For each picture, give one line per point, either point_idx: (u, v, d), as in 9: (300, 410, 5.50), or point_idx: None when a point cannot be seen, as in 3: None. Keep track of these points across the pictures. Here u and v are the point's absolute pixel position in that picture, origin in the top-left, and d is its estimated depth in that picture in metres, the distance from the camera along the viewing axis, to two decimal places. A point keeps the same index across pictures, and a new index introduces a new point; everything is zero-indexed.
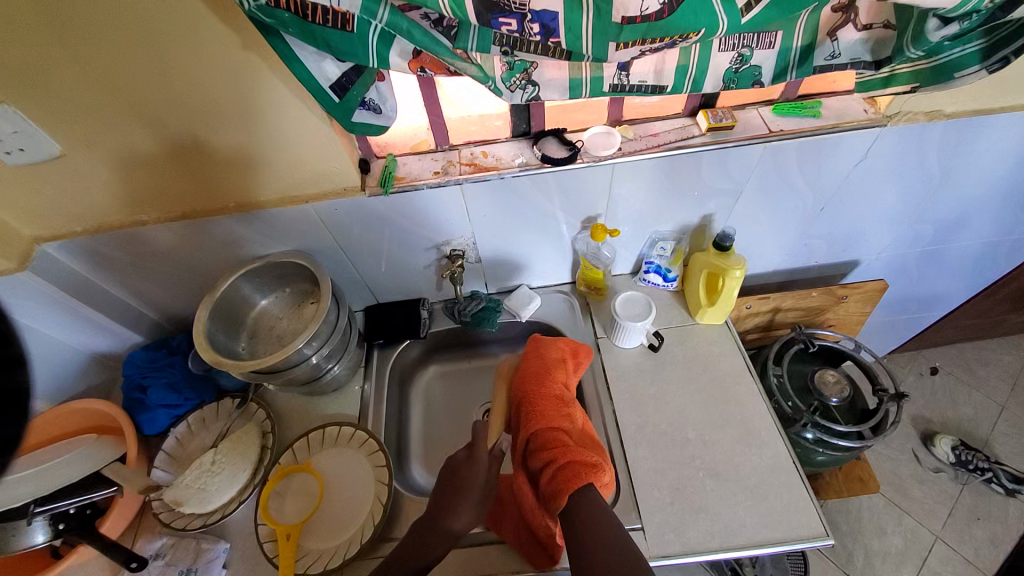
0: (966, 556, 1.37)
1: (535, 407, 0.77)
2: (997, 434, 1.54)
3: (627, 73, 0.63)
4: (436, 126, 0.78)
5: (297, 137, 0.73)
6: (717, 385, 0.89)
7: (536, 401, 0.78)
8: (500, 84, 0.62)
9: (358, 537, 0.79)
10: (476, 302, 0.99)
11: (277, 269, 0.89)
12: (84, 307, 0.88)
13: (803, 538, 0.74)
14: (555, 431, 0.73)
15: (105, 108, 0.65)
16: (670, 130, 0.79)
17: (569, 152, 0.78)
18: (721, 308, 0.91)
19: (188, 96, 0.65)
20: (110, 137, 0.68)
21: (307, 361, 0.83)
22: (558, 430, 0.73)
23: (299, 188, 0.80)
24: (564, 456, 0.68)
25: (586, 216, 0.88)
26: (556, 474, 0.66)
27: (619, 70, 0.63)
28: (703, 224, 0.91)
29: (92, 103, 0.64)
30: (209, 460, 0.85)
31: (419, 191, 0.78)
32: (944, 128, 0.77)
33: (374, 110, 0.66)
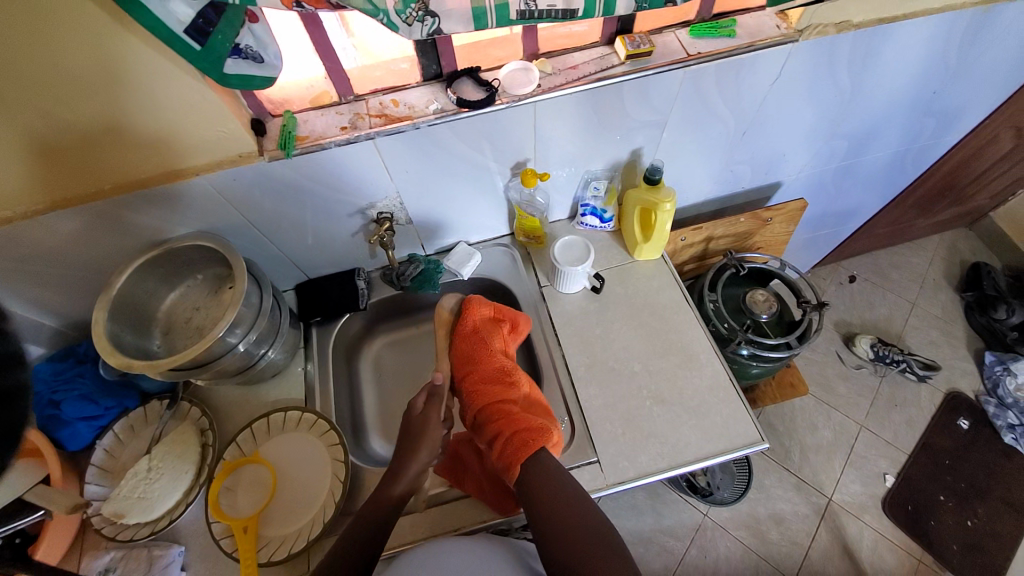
0: (881, 436, 1.57)
1: (476, 380, 0.76)
2: (906, 329, 1.73)
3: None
4: (334, 74, 0.69)
5: (169, 99, 0.62)
6: (659, 318, 0.91)
7: (476, 374, 0.77)
8: (393, 17, 0.54)
9: (320, 516, 0.77)
10: (415, 265, 0.95)
11: (183, 255, 0.80)
12: None
13: (741, 446, 0.80)
14: (501, 402, 0.72)
15: None
16: (590, 61, 0.75)
17: (486, 93, 0.72)
18: (656, 242, 0.92)
19: (18, 65, 0.53)
20: None
21: (233, 350, 0.77)
22: (503, 399, 0.73)
23: (185, 159, 0.70)
24: (510, 427, 0.68)
25: (515, 161, 0.84)
26: (504, 447, 0.67)
27: None
28: (633, 159, 0.90)
29: None
30: (145, 468, 0.80)
31: (328, 150, 0.71)
32: (854, 39, 0.78)
33: (254, 58, 0.58)
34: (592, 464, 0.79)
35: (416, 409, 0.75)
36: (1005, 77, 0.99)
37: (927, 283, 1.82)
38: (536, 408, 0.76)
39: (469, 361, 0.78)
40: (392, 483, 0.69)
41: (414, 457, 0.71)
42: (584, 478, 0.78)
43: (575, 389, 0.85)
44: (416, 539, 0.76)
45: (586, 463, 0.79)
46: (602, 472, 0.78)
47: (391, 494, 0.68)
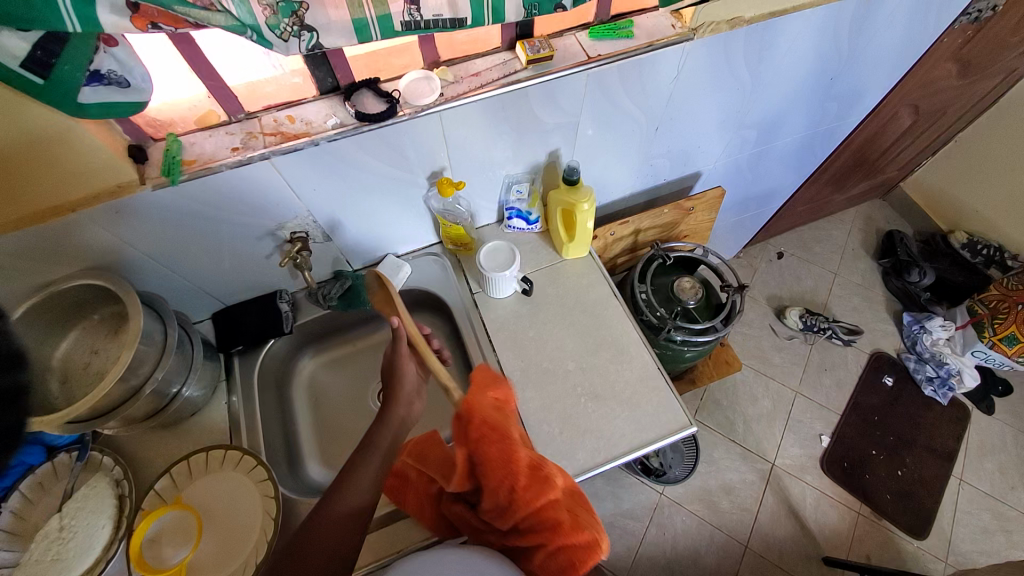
0: (817, 400, 1.69)
1: (500, 492, 0.61)
2: (831, 298, 1.86)
3: (418, 8, 0.57)
4: (219, 93, 0.65)
5: (28, 134, 0.56)
6: (590, 315, 0.93)
7: (499, 486, 0.61)
8: (266, 33, 0.52)
9: (254, 556, 0.75)
10: (341, 283, 0.92)
11: (72, 297, 0.73)
12: None
13: (671, 431, 0.83)
14: (546, 508, 0.61)
15: None
16: (492, 68, 0.74)
17: (387, 104, 0.69)
18: (581, 241, 0.93)
19: None
20: None
21: (140, 394, 0.72)
22: (544, 510, 0.61)
23: (55, 195, 0.64)
24: (555, 540, 0.59)
25: (430, 171, 0.82)
26: (552, 563, 0.59)
27: (407, 5, 0.56)
28: (551, 161, 0.91)
29: None
30: (55, 528, 0.73)
31: (219, 173, 0.66)
32: (747, 33, 0.81)
33: (118, 83, 0.53)
34: None
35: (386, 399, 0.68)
36: (893, 60, 1.07)
37: (847, 253, 1.95)
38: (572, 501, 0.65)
39: (498, 463, 0.61)
40: (335, 503, 0.59)
41: (349, 482, 0.61)
42: None
43: (511, 393, 0.86)
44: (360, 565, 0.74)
45: None
46: None
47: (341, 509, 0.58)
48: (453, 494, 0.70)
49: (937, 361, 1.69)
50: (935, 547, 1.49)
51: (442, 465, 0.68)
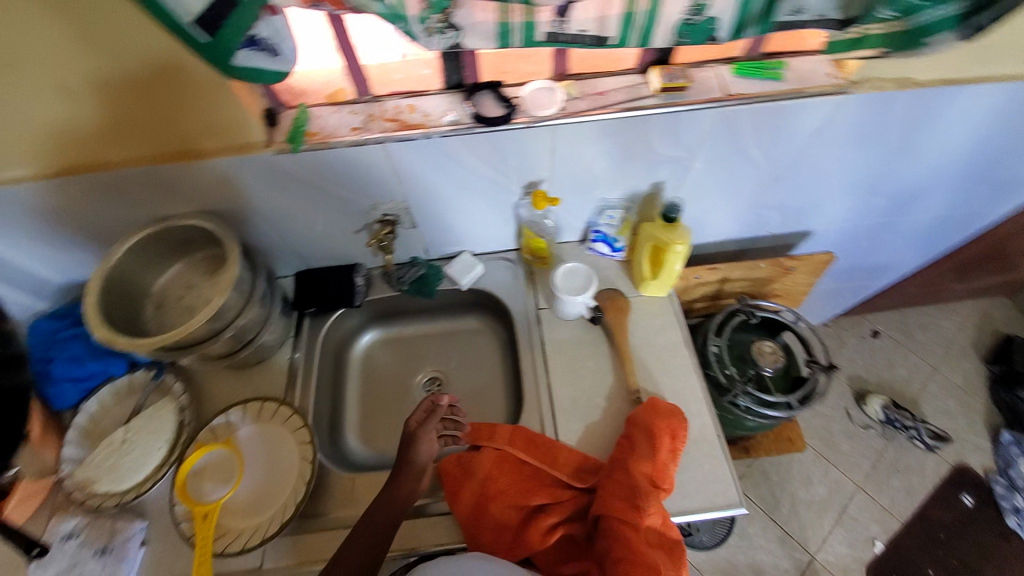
0: (881, 503, 1.51)
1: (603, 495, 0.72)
2: (922, 394, 1.66)
3: (566, 20, 0.55)
4: (352, 71, 0.67)
5: (180, 76, 0.61)
6: (657, 360, 0.87)
7: (603, 487, 0.72)
8: (414, 26, 0.52)
9: (278, 516, 0.76)
10: (415, 268, 0.94)
11: (182, 235, 0.79)
12: None
13: (718, 506, 0.76)
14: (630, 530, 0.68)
15: None
16: (620, 89, 0.71)
17: (505, 110, 0.68)
18: (663, 281, 0.87)
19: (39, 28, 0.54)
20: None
21: (221, 336, 0.76)
22: (626, 530, 0.68)
23: (190, 140, 0.69)
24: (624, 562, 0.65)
25: (527, 182, 0.80)
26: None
27: (556, 15, 0.54)
28: (653, 193, 0.86)
29: None
30: (119, 439, 0.81)
31: (335, 149, 0.68)
32: (911, 98, 0.72)
33: (269, 51, 0.56)
34: None
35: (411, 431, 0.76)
36: None
37: (953, 349, 1.73)
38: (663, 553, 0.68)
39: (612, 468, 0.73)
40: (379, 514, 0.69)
41: (397, 483, 0.71)
42: None
43: (556, 421, 0.82)
44: None
45: None
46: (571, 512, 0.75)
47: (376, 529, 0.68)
48: (552, 522, 0.72)
49: None
50: None
51: (578, 467, 0.76)
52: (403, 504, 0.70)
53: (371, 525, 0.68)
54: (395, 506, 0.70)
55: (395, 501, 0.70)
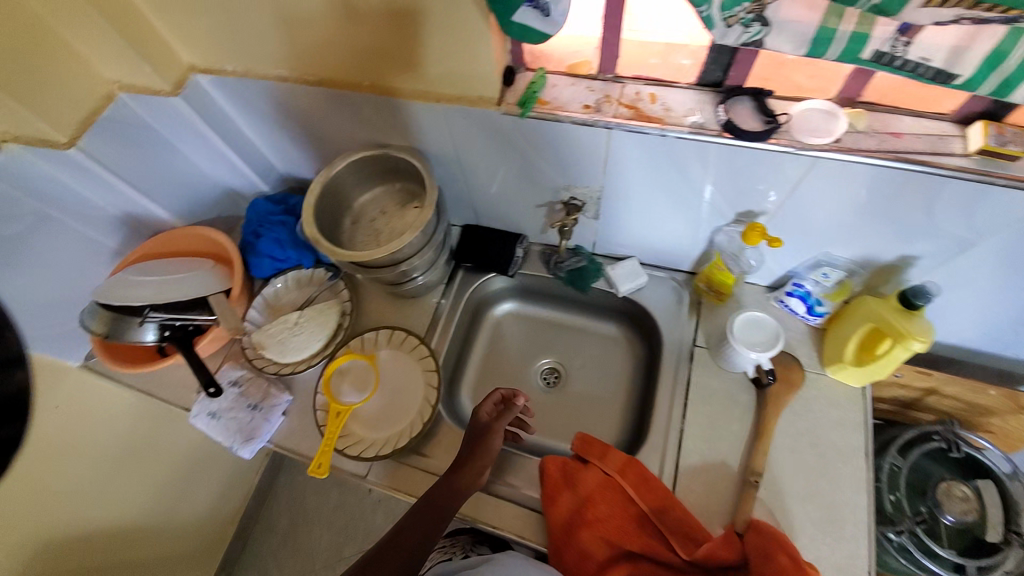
0: None
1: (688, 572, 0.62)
2: None
3: (907, 42, 0.45)
4: (607, 46, 0.62)
5: (443, 18, 0.61)
6: (819, 455, 0.73)
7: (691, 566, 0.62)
8: (715, 12, 0.46)
9: (392, 441, 0.82)
10: (577, 258, 0.91)
11: (392, 163, 0.84)
12: (213, 137, 0.91)
13: None
14: None
15: None
16: (921, 136, 0.57)
17: (766, 124, 0.59)
18: (867, 373, 0.72)
19: None
20: None
21: (397, 266, 0.82)
22: None
23: (430, 82, 0.71)
24: None
25: (744, 210, 0.71)
26: None
27: (897, 33, 0.45)
28: (896, 265, 0.70)
29: None
30: (293, 320, 0.92)
31: (560, 123, 0.65)
32: None
33: (541, 10, 0.52)
34: None
35: (482, 420, 0.74)
36: None
37: None
38: None
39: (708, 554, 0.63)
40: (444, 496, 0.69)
41: (459, 474, 0.71)
42: None
43: (679, 473, 0.74)
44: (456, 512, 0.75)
45: None
46: None
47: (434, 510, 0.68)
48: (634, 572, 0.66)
49: None
50: None
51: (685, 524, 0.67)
52: (462, 493, 0.70)
53: (430, 509, 0.68)
54: (456, 492, 0.70)
55: (456, 488, 0.70)
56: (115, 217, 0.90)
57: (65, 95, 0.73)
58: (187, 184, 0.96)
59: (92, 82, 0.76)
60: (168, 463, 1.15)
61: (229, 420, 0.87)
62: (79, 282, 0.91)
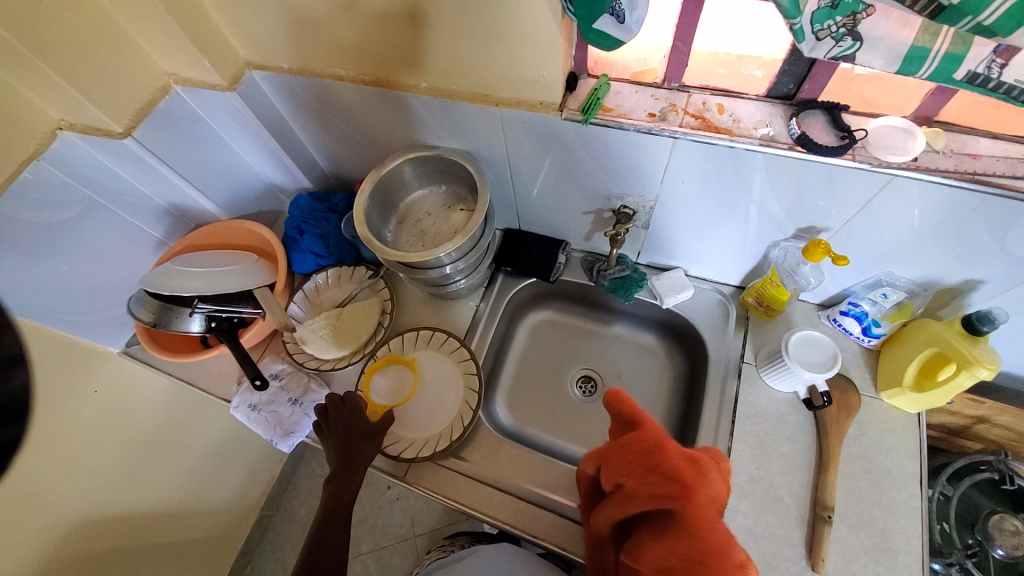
0: None
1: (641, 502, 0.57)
2: None
3: (1005, 63, 0.43)
4: (676, 56, 0.61)
5: (512, 24, 0.59)
6: (871, 481, 0.71)
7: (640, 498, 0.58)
8: (806, 26, 0.45)
9: (432, 444, 0.82)
10: (621, 267, 0.89)
11: (442, 164, 0.84)
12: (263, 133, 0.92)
13: None
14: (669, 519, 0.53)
15: None
16: (1000, 158, 0.55)
17: (840, 139, 0.57)
18: (927, 399, 0.70)
19: None
20: None
21: (441, 268, 0.81)
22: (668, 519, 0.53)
23: (491, 84, 0.70)
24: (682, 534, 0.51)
25: (807, 225, 0.69)
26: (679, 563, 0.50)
27: (995, 54, 0.42)
28: (960, 289, 0.68)
29: None
30: (334, 316, 0.92)
31: (623, 131, 0.64)
32: None
33: (619, 18, 0.52)
34: None
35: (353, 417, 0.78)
36: None
37: None
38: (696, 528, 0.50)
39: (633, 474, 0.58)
40: (338, 495, 0.72)
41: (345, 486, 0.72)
42: None
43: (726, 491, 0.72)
44: (495, 517, 0.76)
45: None
46: None
47: (335, 509, 0.71)
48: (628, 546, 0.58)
49: None
50: None
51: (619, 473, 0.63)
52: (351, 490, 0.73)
53: (330, 525, 0.70)
54: (348, 494, 0.72)
55: (348, 490, 0.72)
56: (160, 207, 0.91)
57: (121, 85, 0.74)
58: (234, 177, 0.97)
59: (149, 75, 0.77)
60: (196, 451, 1.15)
61: (267, 415, 0.87)
62: (127, 271, 0.92)
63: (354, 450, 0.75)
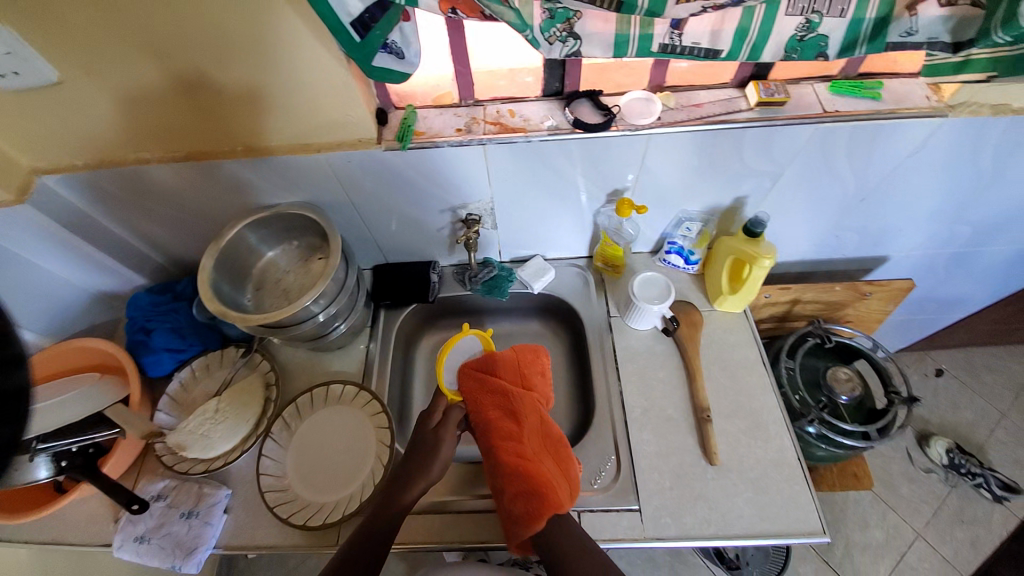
0: (947, 558, 1.33)
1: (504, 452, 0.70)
2: (994, 441, 1.48)
3: (679, 33, 0.59)
4: (461, 77, 0.72)
5: (309, 74, 0.65)
6: (729, 375, 0.86)
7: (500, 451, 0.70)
8: (538, 34, 0.57)
9: (358, 495, 0.80)
10: (488, 270, 0.97)
11: (286, 221, 0.85)
12: (72, 239, 0.84)
13: (798, 533, 0.73)
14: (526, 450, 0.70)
15: (117, 42, 0.60)
16: (716, 102, 0.73)
17: (603, 117, 0.71)
18: (742, 297, 0.87)
19: (205, 38, 0.60)
20: (120, 70, 0.63)
21: (313, 319, 0.80)
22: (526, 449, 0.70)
23: (308, 134, 0.74)
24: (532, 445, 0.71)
25: (612, 189, 0.83)
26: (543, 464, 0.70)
27: (671, 28, 0.59)
28: (734, 207, 0.86)
29: (102, 33, 0.58)
30: (213, 409, 0.84)
31: (438, 148, 0.72)
32: (1012, 123, 0.71)
33: (396, 54, 0.60)
34: (633, 512, 0.75)
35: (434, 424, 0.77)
36: None
37: None
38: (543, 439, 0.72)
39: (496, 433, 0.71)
40: (399, 495, 0.71)
41: (404, 487, 0.71)
42: (621, 524, 0.74)
43: (627, 428, 0.81)
44: (440, 541, 0.77)
45: (627, 509, 0.75)
46: (642, 522, 0.74)
47: (390, 510, 0.70)
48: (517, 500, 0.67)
49: None
50: None
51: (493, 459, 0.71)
52: (403, 509, 0.70)
53: (379, 528, 0.68)
54: (399, 505, 0.70)
55: (399, 500, 0.70)
56: None
57: None
58: (48, 296, 0.86)
59: None
60: None
61: (160, 542, 0.76)
62: None
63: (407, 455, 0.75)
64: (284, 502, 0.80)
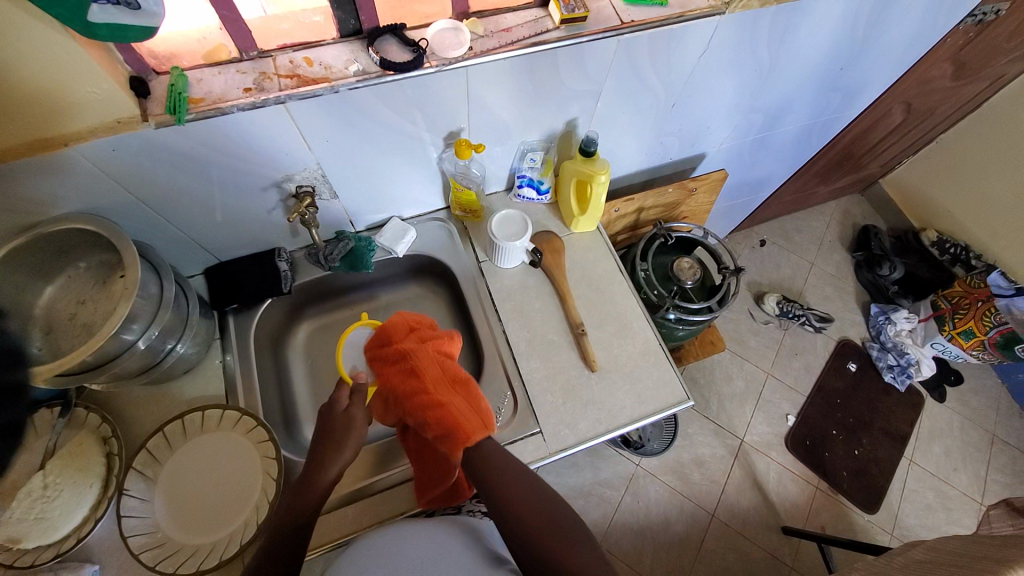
0: (786, 383, 1.70)
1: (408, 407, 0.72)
2: (807, 286, 1.86)
3: None
4: (230, 22, 0.58)
5: (10, 50, 0.48)
6: (596, 289, 0.93)
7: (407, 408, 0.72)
8: None
9: (255, 517, 0.74)
10: (343, 243, 0.88)
11: (57, 241, 0.67)
12: None
13: (670, 405, 0.84)
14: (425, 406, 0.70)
15: None
16: (523, 24, 0.71)
17: (413, 54, 0.65)
18: (592, 215, 0.92)
19: None
20: None
21: (132, 348, 0.67)
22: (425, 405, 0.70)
23: (43, 125, 0.57)
24: (428, 401, 0.70)
25: (448, 132, 0.79)
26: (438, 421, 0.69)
27: None
28: (568, 130, 0.89)
29: None
30: (40, 486, 0.67)
31: (229, 115, 0.61)
32: (774, 14, 0.80)
33: (128, 3, 0.48)
34: (536, 435, 0.80)
35: (340, 407, 0.73)
36: (899, 57, 1.06)
37: (823, 245, 1.95)
38: (445, 386, 0.73)
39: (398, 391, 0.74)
40: (317, 472, 0.67)
41: (337, 453, 0.69)
42: (527, 448, 0.79)
43: (516, 363, 0.85)
44: (358, 528, 0.75)
45: (530, 434, 0.80)
46: (545, 441, 0.80)
47: (311, 492, 0.65)
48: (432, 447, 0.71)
49: (899, 350, 1.72)
50: (883, 521, 1.54)
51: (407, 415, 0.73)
52: (324, 489, 0.66)
53: (300, 510, 0.64)
54: (317, 487, 0.66)
55: (315, 482, 0.66)
56: None
57: None
58: None
59: None
60: None
61: None
62: None
63: (316, 439, 0.71)
64: (166, 556, 0.70)
